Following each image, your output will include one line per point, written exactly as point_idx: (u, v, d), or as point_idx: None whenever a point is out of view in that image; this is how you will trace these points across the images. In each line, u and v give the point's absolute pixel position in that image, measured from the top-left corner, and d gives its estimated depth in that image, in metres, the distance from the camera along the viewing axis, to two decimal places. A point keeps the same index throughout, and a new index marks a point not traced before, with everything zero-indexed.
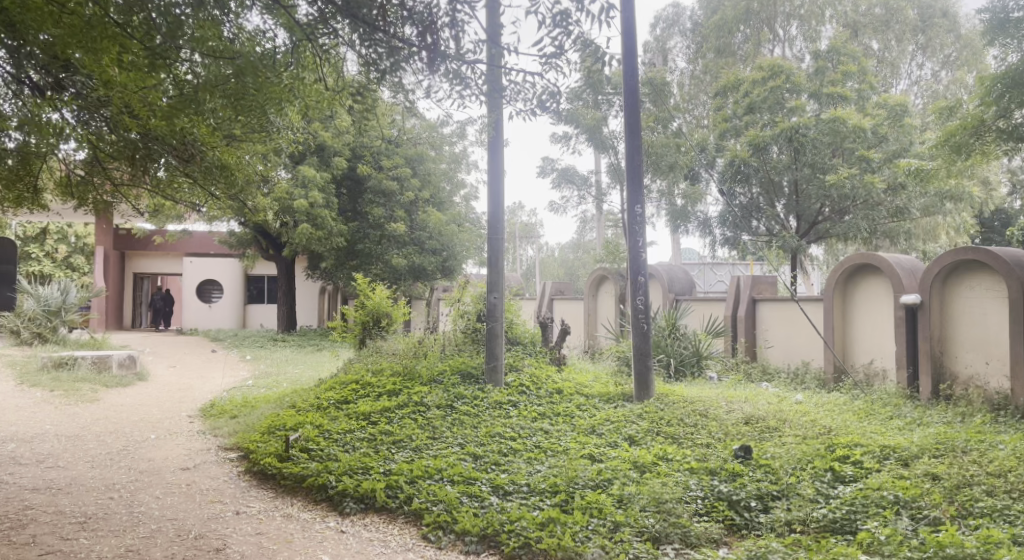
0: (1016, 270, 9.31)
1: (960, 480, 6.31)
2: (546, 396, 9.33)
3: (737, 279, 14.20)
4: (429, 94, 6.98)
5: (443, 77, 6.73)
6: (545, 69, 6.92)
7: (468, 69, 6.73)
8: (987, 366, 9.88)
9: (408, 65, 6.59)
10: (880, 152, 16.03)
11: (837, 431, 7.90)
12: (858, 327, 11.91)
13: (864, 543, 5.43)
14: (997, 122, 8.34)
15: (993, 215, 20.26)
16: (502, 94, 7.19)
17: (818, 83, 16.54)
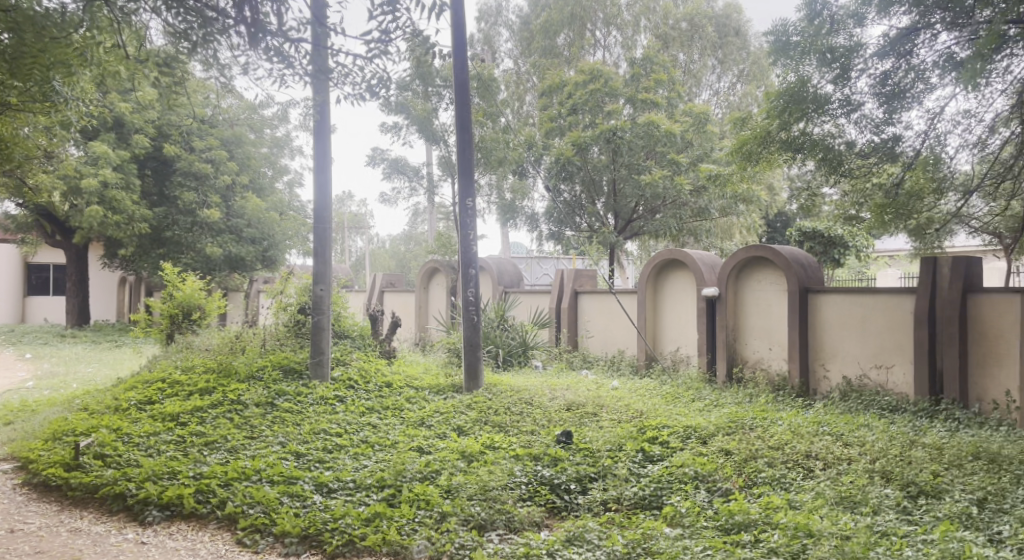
0: (793, 265, 10.29)
1: (748, 454, 6.88)
2: (374, 390, 9.13)
3: (561, 272, 14.66)
4: (248, 72, 6.62)
5: (263, 54, 6.41)
6: (373, 55, 6.74)
7: (291, 46, 6.44)
8: (770, 351, 10.87)
9: (224, 38, 6.22)
10: (687, 156, 17.22)
11: (647, 414, 8.35)
12: (665, 316, 12.69)
13: (668, 517, 5.79)
14: (781, 133, 9.20)
15: (777, 217, 22.41)
16: (328, 76, 6.94)
17: (633, 87, 17.35)
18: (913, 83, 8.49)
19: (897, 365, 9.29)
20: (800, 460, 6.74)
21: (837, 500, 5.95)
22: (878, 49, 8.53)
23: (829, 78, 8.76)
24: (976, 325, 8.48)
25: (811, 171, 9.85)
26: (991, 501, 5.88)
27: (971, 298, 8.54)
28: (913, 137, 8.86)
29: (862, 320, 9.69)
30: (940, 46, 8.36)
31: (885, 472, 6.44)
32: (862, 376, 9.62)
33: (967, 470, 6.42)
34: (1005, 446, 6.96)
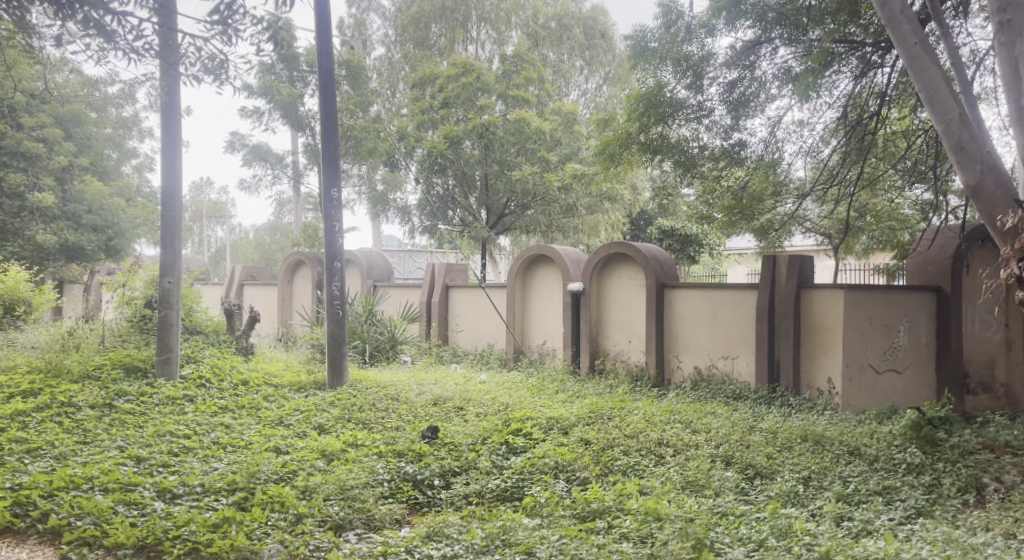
0: (651, 262, 10.75)
1: (606, 443, 7.12)
2: (229, 388, 8.74)
3: (432, 266, 14.56)
4: (66, 44, 6.16)
5: (84, 26, 5.98)
6: (213, 35, 6.45)
7: (115, 19, 6.04)
8: (629, 344, 11.30)
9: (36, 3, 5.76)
10: (556, 154, 17.55)
11: (513, 407, 8.44)
12: (533, 311, 12.92)
13: (528, 508, 5.89)
14: (640, 136, 9.49)
15: (640, 216, 23.27)
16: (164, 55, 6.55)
17: (504, 84, 17.47)
18: (756, 92, 9.11)
19: (740, 356, 9.88)
20: (652, 447, 7.05)
21: (683, 484, 6.26)
22: (727, 59, 9.06)
23: (684, 84, 9.16)
24: (809, 319, 9.15)
25: (666, 173, 10.32)
26: (815, 479, 6.40)
27: (805, 293, 9.21)
28: (756, 143, 9.45)
29: (712, 314, 10.24)
30: (779, 60, 9.03)
31: (727, 456, 6.85)
32: (710, 366, 10.17)
33: (797, 451, 6.95)
34: (829, 428, 7.58)
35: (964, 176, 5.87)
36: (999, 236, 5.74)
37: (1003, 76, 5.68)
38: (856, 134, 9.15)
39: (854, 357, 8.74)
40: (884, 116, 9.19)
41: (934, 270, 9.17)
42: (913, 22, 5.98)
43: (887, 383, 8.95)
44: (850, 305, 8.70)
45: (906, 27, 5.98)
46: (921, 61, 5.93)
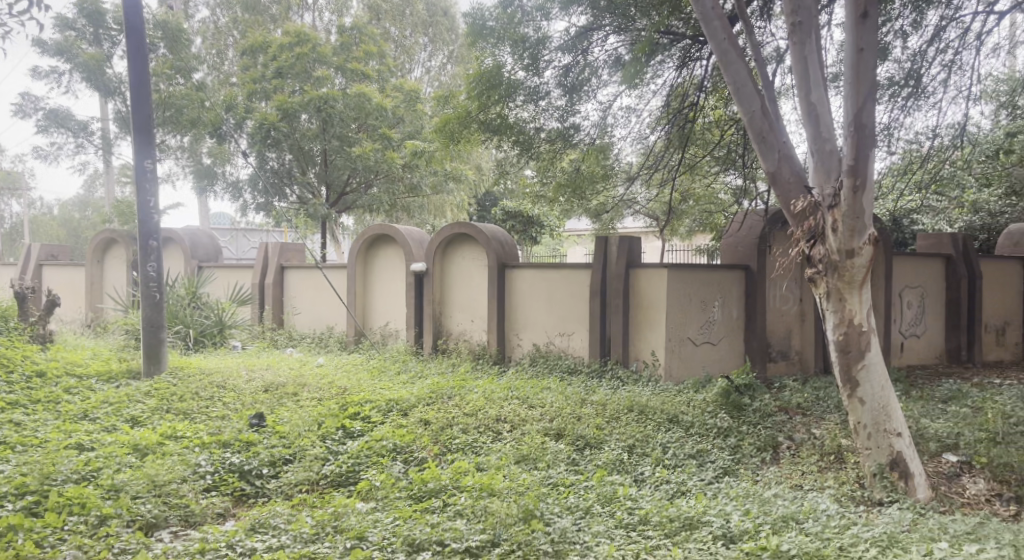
0: (493, 242, 10.79)
1: (445, 422, 7.04)
2: (22, 381, 7.89)
3: (265, 246, 13.87)
4: None
5: None
6: None
7: None
8: (471, 323, 11.30)
9: None
10: (399, 131, 17.15)
11: (350, 390, 8.16)
12: (374, 291, 12.63)
13: (362, 491, 5.66)
14: (478, 116, 9.42)
15: (485, 197, 23.28)
16: None
17: (342, 57, 16.83)
18: (589, 77, 9.32)
19: (576, 333, 10.15)
20: (490, 424, 7.07)
21: (519, 458, 6.30)
22: (561, 42, 9.19)
23: (520, 65, 9.19)
24: (638, 296, 9.55)
25: (502, 154, 10.35)
26: (639, 446, 6.69)
27: (634, 272, 9.61)
28: (588, 127, 9.69)
29: (550, 293, 10.43)
30: (609, 47, 9.28)
31: (560, 429, 6.99)
32: (548, 343, 10.39)
33: (624, 422, 7.22)
34: (653, 399, 7.95)
35: (765, 163, 6.32)
36: (793, 218, 6.25)
37: (796, 73, 6.11)
38: (679, 121, 9.59)
39: (677, 331, 9.23)
40: (704, 105, 9.69)
41: (744, 249, 9.83)
42: (723, 18, 6.34)
43: (706, 355, 9.52)
44: (674, 282, 9.18)
45: (716, 23, 6.34)
46: (729, 55, 6.31)
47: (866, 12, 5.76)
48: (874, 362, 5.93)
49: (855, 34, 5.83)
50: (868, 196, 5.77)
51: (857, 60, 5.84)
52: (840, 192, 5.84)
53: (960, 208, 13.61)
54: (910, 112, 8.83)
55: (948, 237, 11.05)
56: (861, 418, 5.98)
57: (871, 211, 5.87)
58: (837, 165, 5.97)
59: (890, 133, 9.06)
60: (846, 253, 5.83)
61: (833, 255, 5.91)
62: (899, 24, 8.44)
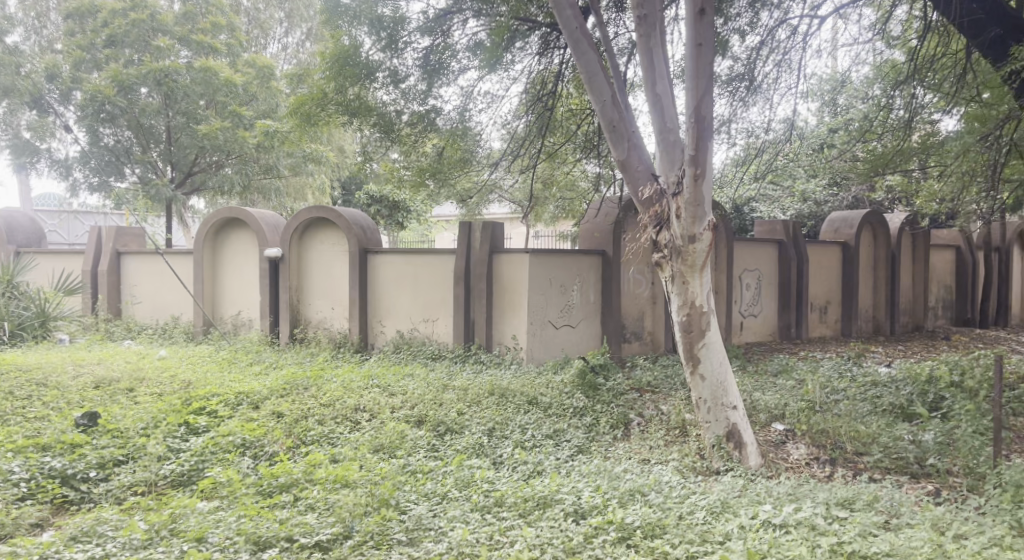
0: (353, 227, 10.58)
1: (299, 414, 6.87)
2: None
3: (97, 229, 12.96)
4: None
5: None
6: None
7: None
8: (332, 311, 11.04)
9: None
10: (251, 109, 16.40)
11: (195, 383, 7.79)
12: (224, 279, 12.07)
13: (206, 490, 5.42)
14: (335, 96, 9.14)
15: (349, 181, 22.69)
16: None
17: (185, 27, 15.85)
18: (449, 61, 9.29)
19: (440, 319, 10.15)
20: (348, 414, 6.96)
21: (376, 447, 6.25)
22: (420, 24, 9.10)
23: (378, 45, 9.01)
24: (500, 281, 9.68)
25: (362, 137, 10.12)
26: (498, 429, 6.80)
27: (495, 257, 9.72)
28: (449, 111, 9.65)
29: (413, 279, 10.38)
30: (469, 31, 9.31)
31: (420, 415, 7.00)
32: (412, 330, 10.35)
33: (484, 406, 7.31)
34: (513, 381, 8.10)
35: (615, 151, 6.57)
36: (641, 205, 6.53)
37: (643, 66, 6.37)
38: (539, 108, 9.73)
39: (539, 315, 9.43)
40: (563, 92, 9.89)
41: (600, 236, 10.15)
42: (574, 8, 6.52)
43: (566, 337, 9.77)
44: (535, 267, 9.38)
45: (569, 12, 6.51)
46: (581, 45, 6.50)
47: (703, 8, 6.10)
48: (713, 341, 6.32)
49: (694, 30, 6.15)
50: (707, 185, 6.10)
51: (696, 54, 6.15)
52: (683, 181, 6.15)
53: (791, 197, 14.90)
54: (748, 106, 9.42)
55: (780, 224, 11.94)
56: (702, 393, 6.37)
57: (710, 198, 6.23)
58: (680, 154, 6.27)
59: (728, 126, 9.60)
60: (689, 238, 6.16)
61: (677, 240, 6.23)
62: (739, 21, 8.96)
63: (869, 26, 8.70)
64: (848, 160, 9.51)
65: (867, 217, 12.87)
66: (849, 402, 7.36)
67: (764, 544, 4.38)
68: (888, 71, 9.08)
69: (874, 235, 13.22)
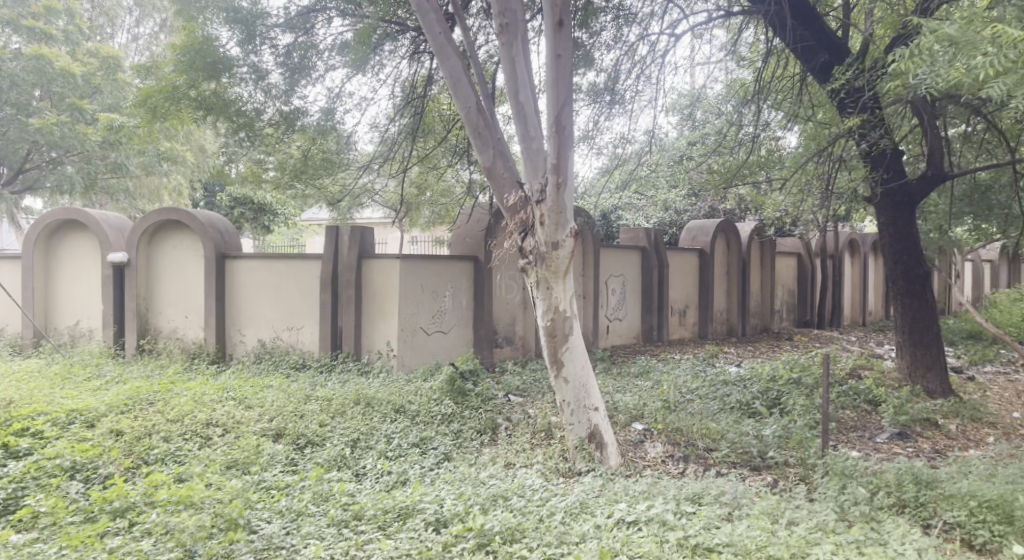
0: (209, 230, 10.07)
1: (141, 431, 6.44)
2: None
3: None
4: None
5: None
6: None
7: None
8: (185, 319, 10.44)
9: None
10: (93, 103, 15.28)
11: (19, 402, 7.13)
12: (61, 285, 11.20)
13: (24, 521, 4.96)
14: (188, 90, 8.56)
15: (209, 182, 21.58)
16: None
17: (15, 11, 14.54)
18: (312, 59, 9.02)
19: (304, 327, 9.81)
20: (198, 430, 6.59)
21: (228, 464, 5.95)
22: (281, 20, 8.81)
23: (234, 39, 8.60)
24: (368, 287, 9.49)
25: (221, 139, 9.63)
26: (362, 440, 6.63)
27: (363, 262, 9.52)
28: (315, 113, 9.32)
29: (275, 286, 9.99)
30: (334, 31, 9.10)
31: (279, 429, 6.72)
32: (275, 339, 9.94)
33: (348, 416, 7.11)
34: (379, 390, 7.92)
35: (481, 158, 6.56)
36: (507, 211, 6.56)
37: (506, 73, 6.42)
38: (409, 112, 9.59)
39: (409, 320, 9.25)
40: (433, 97, 9.79)
41: (471, 241, 10.09)
42: (438, 12, 6.48)
43: (438, 344, 9.62)
44: (405, 273, 9.22)
45: (432, 16, 6.47)
46: (445, 50, 6.46)
47: (562, 20, 6.22)
48: (576, 345, 6.44)
49: (553, 41, 6.26)
50: (569, 192, 6.20)
51: (555, 65, 6.26)
52: (545, 188, 6.23)
53: (654, 206, 15.49)
54: (612, 117, 9.69)
55: (644, 232, 12.36)
56: (566, 396, 6.47)
57: (572, 206, 6.35)
58: (542, 162, 6.34)
59: (592, 137, 9.82)
60: (552, 244, 6.25)
61: (541, 246, 6.30)
62: (602, 35, 9.20)
63: (721, 45, 9.17)
64: (704, 171, 9.95)
65: (720, 225, 13.57)
66: (701, 401, 7.69)
67: (616, 542, 4.48)
68: (738, 88, 9.60)
69: (727, 243, 13.96)
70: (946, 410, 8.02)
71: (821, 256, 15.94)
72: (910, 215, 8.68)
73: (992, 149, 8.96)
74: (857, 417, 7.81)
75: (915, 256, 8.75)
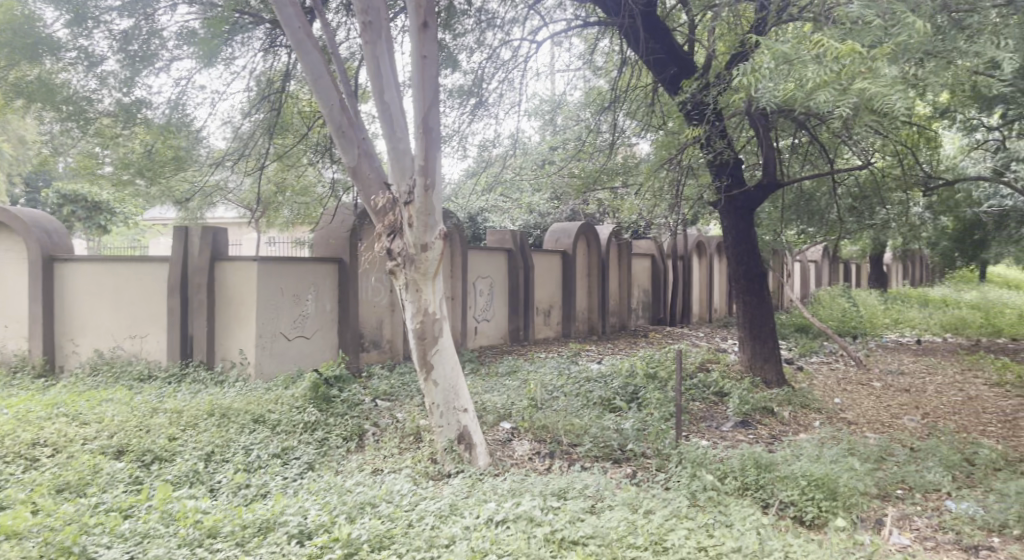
0: (32, 232, 9.25)
1: None
2: None
3: None
4: None
5: None
6: None
7: None
8: (6, 328, 9.56)
9: None
10: None
11: None
12: None
13: None
14: (10, 73, 7.88)
15: (31, 176, 19.76)
16: None
17: None
18: (154, 47, 8.46)
19: (149, 335, 9.18)
20: (22, 451, 6.01)
21: (59, 487, 5.45)
22: (117, 4, 8.20)
23: (61, 21, 7.96)
24: (222, 291, 9.00)
25: (49, 130, 8.83)
26: (216, 453, 6.27)
27: (215, 265, 9.03)
28: (159, 105, 8.74)
29: (115, 291, 9.31)
30: (178, 18, 8.57)
31: (120, 446, 6.25)
32: (115, 348, 9.25)
33: (200, 429, 6.71)
34: (235, 399, 7.53)
35: (344, 157, 6.38)
36: (373, 213, 6.40)
37: (369, 73, 6.28)
38: (265, 107, 9.18)
39: (267, 326, 8.84)
40: (291, 93, 9.42)
41: (335, 243, 9.77)
42: (297, 6, 6.26)
43: (299, 350, 9.25)
44: (263, 276, 8.78)
45: (290, 10, 6.23)
46: (305, 45, 6.24)
47: (426, 21, 6.16)
48: (446, 346, 6.38)
49: (418, 42, 6.19)
50: (436, 194, 6.14)
51: (420, 66, 6.19)
52: (413, 190, 6.14)
53: (517, 209, 15.71)
54: (475, 120, 9.71)
55: (510, 236, 12.37)
56: (434, 399, 6.39)
57: (440, 207, 6.30)
58: (409, 163, 6.24)
59: (457, 140, 9.81)
60: (421, 246, 6.16)
61: (409, 248, 6.20)
62: (466, 38, 9.19)
63: (579, 53, 9.43)
64: (565, 175, 10.17)
65: (581, 228, 13.97)
66: (565, 398, 7.85)
67: (486, 542, 4.47)
68: (595, 96, 9.90)
69: (587, 244, 14.35)
70: (781, 398, 8.62)
71: (673, 257, 16.75)
72: (748, 220, 9.27)
73: (814, 160, 9.69)
74: (705, 407, 8.23)
75: (755, 256, 9.34)
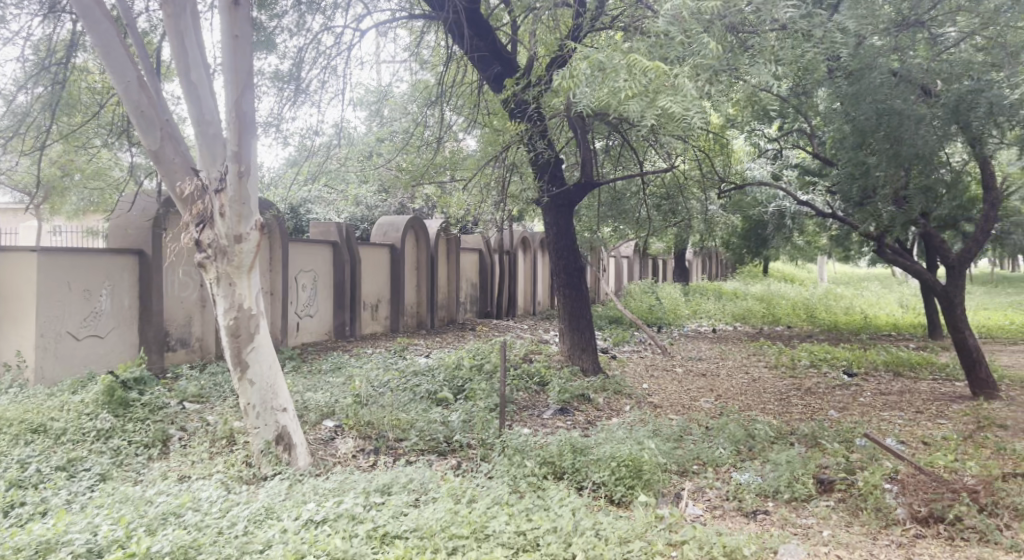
0: None
1: None
2: None
3: None
4: None
5: None
6: None
7: None
8: None
9: None
10: None
11: None
12: None
13: None
14: None
15: None
16: None
17: None
18: None
19: None
20: None
21: None
22: None
23: None
24: None
25: None
26: None
27: None
28: None
29: None
30: None
31: None
32: None
33: None
34: (11, 408, 6.72)
35: (145, 140, 5.86)
36: (179, 202, 5.93)
37: (173, 51, 5.81)
38: (46, 79, 8.22)
39: (49, 325, 8.00)
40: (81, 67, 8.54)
41: (135, 233, 8.96)
42: None
43: (90, 350, 8.43)
44: (43, 269, 7.92)
45: None
46: (93, 15, 5.66)
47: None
48: (262, 343, 6.05)
49: (229, 20, 5.80)
50: (251, 181, 5.80)
51: (232, 46, 5.81)
52: (225, 177, 5.75)
53: (343, 200, 15.30)
54: (294, 107, 9.29)
55: (335, 226, 12.06)
56: (250, 399, 6.05)
57: (256, 197, 5.96)
58: (221, 149, 5.85)
59: (275, 127, 9.35)
60: (235, 238, 5.79)
61: (221, 240, 5.81)
62: (284, 19, 8.78)
63: (405, 46, 9.29)
64: (392, 167, 10.01)
65: (409, 222, 13.85)
66: (392, 393, 7.72)
67: (304, 543, 4.27)
68: (421, 89, 9.82)
69: (415, 238, 14.25)
70: (597, 385, 8.99)
71: (499, 252, 17.05)
72: (568, 215, 9.57)
73: (625, 162, 10.17)
74: (529, 397, 8.41)
75: (574, 251, 9.66)
